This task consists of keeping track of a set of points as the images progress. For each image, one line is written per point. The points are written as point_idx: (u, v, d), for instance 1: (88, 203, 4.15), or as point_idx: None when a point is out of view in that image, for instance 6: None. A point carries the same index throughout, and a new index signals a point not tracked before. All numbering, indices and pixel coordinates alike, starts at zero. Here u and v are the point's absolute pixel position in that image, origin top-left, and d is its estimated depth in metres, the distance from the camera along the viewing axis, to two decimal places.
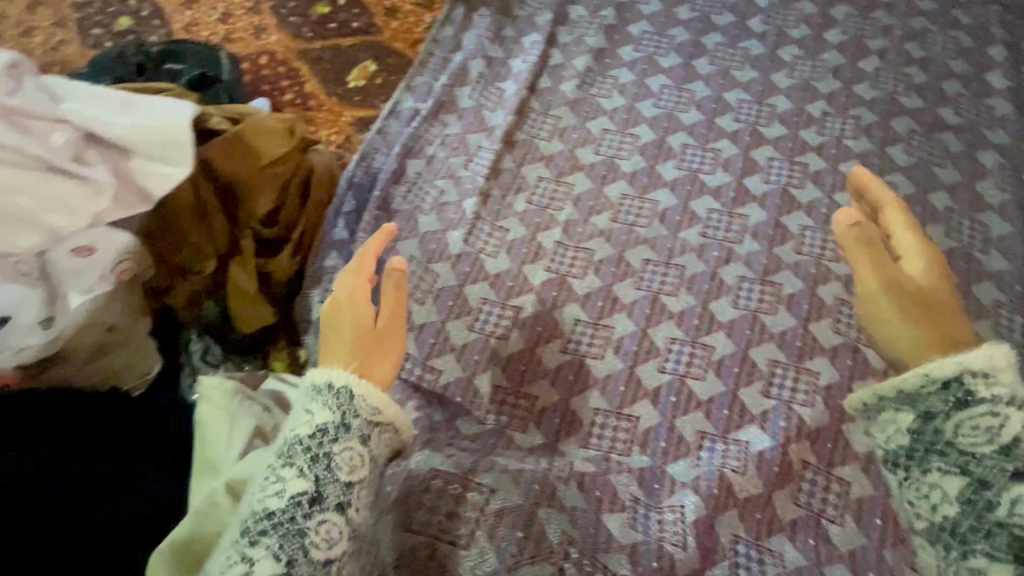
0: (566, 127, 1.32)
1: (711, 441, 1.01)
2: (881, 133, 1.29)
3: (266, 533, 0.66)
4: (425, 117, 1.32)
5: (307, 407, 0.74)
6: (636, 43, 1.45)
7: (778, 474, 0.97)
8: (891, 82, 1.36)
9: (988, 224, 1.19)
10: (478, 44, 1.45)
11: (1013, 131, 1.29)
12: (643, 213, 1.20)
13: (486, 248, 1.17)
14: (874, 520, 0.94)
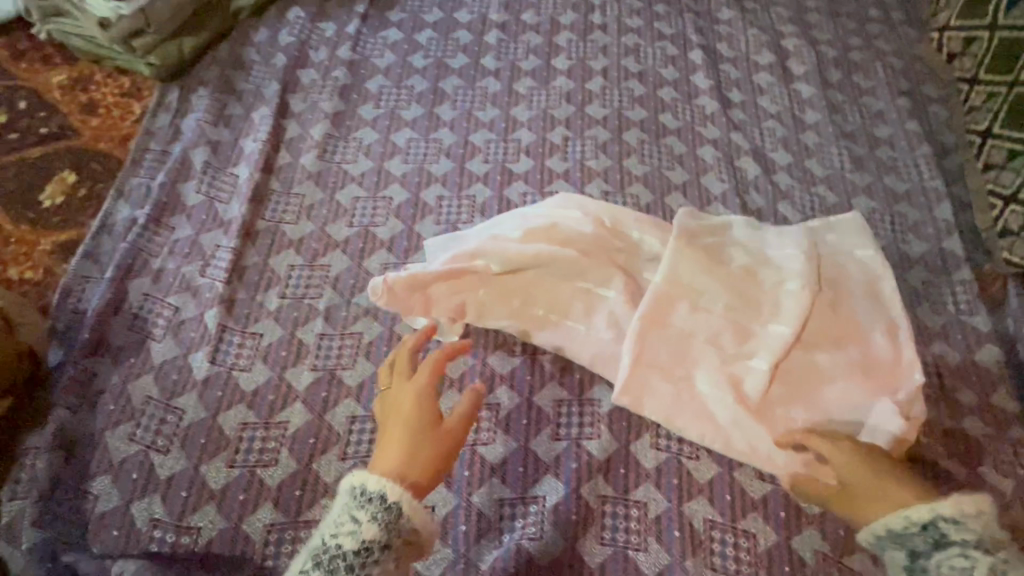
0: (298, 181, 1.03)
1: (511, 511, 0.78)
2: (657, 182, 1.08)
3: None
4: (145, 226, 0.96)
5: (350, 513, 0.56)
6: (423, 51, 1.22)
7: (576, 524, 0.77)
8: (687, 114, 1.17)
9: (822, 196, 1.09)
10: (228, 84, 1.14)
11: (924, 172, 1.11)
12: (465, 218, 1.01)
13: (344, 367, 0.87)
14: (673, 533, 0.78)
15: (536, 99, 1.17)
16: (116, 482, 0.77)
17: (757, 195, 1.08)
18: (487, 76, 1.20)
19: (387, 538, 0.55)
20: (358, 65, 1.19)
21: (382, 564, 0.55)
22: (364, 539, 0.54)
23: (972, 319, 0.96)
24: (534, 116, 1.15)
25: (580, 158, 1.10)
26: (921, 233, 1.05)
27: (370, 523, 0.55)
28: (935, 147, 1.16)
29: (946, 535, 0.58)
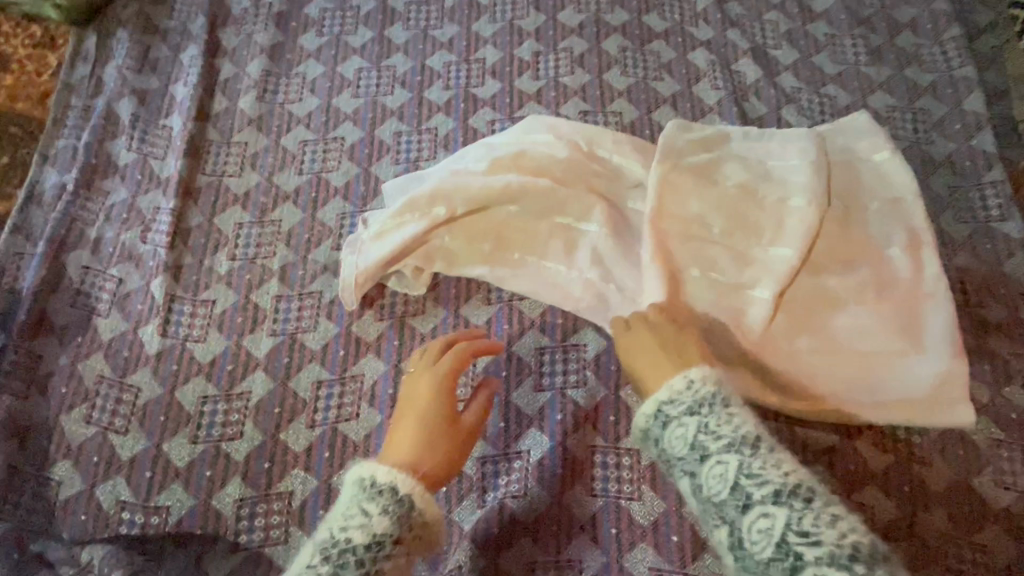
0: (238, 128, 0.92)
1: (494, 469, 0.73)
2: (643, 96, 0.95)
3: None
4: (74, 191, 0.87)
5: (358, 506, 0.50)
6: None
7: (563, 477, 0.72)
8: (675, 13, 1.02)
9: (833, 97, 0.95)
10: (150, 21, 1.01)
11: (954, 57, 0.96)
12: (426, 155, 0.90)
13: (305, 329, 0.80)
14: (669, 480, 0.72)
15: (500, 9, 1.02)
16: (76, 466, 0.73)
17: (758, 102, 0.94)
18: None
19: (400, 532, 0.49)
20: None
21: (393, 561, 0.49)
22: (377, 531, 0.48)
23: (1004, 225, 0.85)
24: (499, 30, 1.00)
25: (553, 75, 0.96)
26: (947, 130, 0.91)
27: (382, 515, 0.50)
28: (967, 27, 0.99)
29: (669, 414, 0.52)
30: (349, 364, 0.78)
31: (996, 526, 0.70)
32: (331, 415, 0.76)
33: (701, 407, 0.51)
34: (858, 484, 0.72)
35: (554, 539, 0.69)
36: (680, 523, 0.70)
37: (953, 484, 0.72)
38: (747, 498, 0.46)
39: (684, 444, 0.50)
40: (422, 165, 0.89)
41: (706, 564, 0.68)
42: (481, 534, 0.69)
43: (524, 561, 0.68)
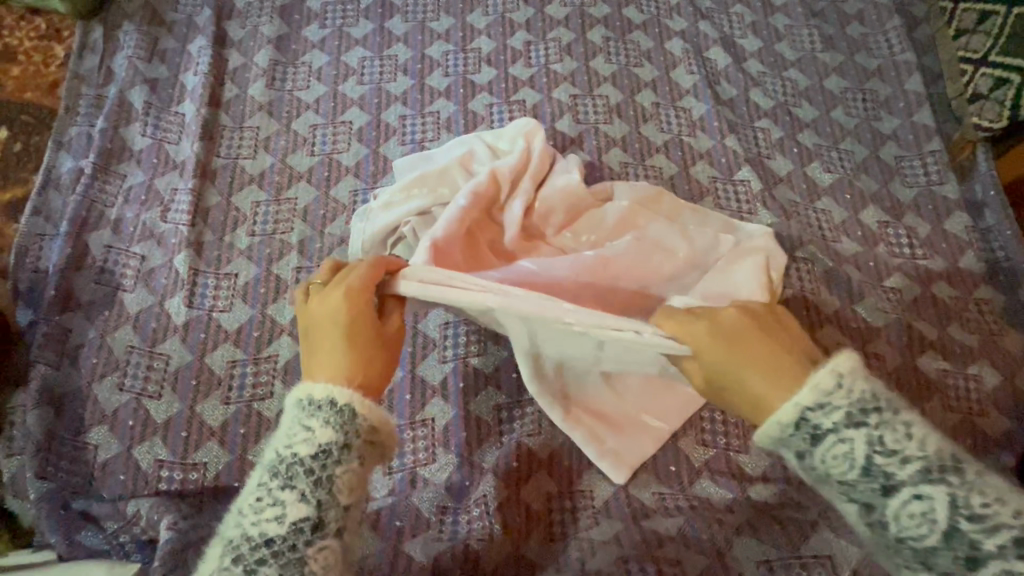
0: (249, 113, 0.97)
1: (509, 413, 0.80)
2: (626, 81, 1.04)
3: (288, 487, 0.50)
4: (92, 175, 0.91)
5: (301, 424, 0.52)
6: None
7: None
8: (651, 6, 1.11)
9: (794, 80, 1.06)
10: (155, 15, 1.05)
11: (895, 45, 1.09)
12: (430, 136, 0.97)
13: None
14: None
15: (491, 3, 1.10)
16: (112, 430, 0.77)
17: (728, 85, 1.05)
18: None
19: (345, 438, 0.52)
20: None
21: (344, 463, 0.52)
22: (320, 442, 0.51)
23: (942, 188, 0.98)
24: (491, 22, 1.08)
25: (545, 63, 1.04)
26: (892, 108, 1.04)
27: (324, 427, 0.52)
28: (906, 18, 1.12)
29: (821, 425, 0.48)
30: None
31: None
32: None
33: (866, 416, 0.47)
34: None
35: (567, 473, 0.77)
36: (677, 453, 0.79)
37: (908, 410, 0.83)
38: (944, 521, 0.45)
39: (856, 467, 0.47)
40: (427, 145, 0.96)
41: (702, 487, 0.77)
42: (502, 468, 0.76)
43: (542, 493, 0.75)
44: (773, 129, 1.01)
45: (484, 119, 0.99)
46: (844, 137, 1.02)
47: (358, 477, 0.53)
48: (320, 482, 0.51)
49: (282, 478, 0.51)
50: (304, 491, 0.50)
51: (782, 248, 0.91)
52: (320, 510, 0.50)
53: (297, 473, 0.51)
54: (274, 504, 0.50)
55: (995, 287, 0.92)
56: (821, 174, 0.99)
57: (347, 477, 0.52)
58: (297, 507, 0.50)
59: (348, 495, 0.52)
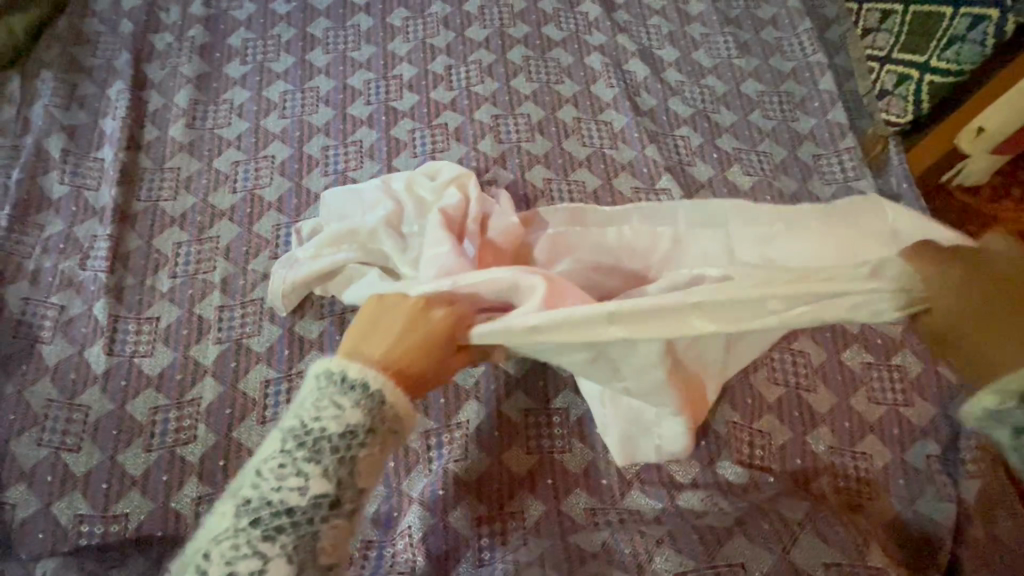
0: (169, 154, 0.97)
1: (438, 439, 0.80)
2: (548, 98, 1.06)
3: (309, 461, 0.50)
4: (8, 227, 0.90)
5: (326, 399, 0.52)
6: None
7: (499, 438, 0.80)
8: (570, 23, 1.13)
9: (712, 87, 1.08)
10: (72, 61, 1.05)
11: (808, 46, 1.11)
12: (353, 165, 0.97)
13: (250, 334, 0.85)
14: (595, 431, 0.81)
15: (411, 30, 1.11)
16: (30, 487, 0.75)
17: (648, 96, 1.07)
18: (357, 13, 1.12)
19: (372, 423, 0.52)
20: (215, 21, 1.10)
21: (368, 447, 0.52)
22: (348, 421, 0.51)
23: (859, 183, 0.99)
24: (412, 48, 1.09)
25: (466, 85, 1.06)
26: (808, 108, 1.06)
27: (354, 408, 0.52)
28: (818, 20, 1.16)
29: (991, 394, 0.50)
30: (295, 362, 0.84)
31: (872, 436, 0.82)
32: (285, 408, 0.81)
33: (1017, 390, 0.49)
34: (758, 414, 0.83)
35: (496, 495, 0.76)
36: (608, 466, 0.79)
37: (835, 406, 0.84)
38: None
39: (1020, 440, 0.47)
40: (350, 175, 0.97)
41: (633, 499, 0.77)
42: (428, 498, 0.75)
43: (470, 519, 0.74)
44: (693, 136, 1.03)
45: (406, 145, 1.00)
46: (763, 139, 1.04)
47: (378, 463, 0.53)
48: (344, 461, 0.51)
49: (306, 451, 0.50)
50: (328, 466, 0.50)
51: None
52: (338, 489, 0.50)
53: (320, 446, 0.50)
54: (291, 475, 0.49)
55: None
56: (743, 177, 1.00)
57: (367, 460, 0.52)
58: (320, 481, 0.50)
59: (366, 478, 0.52)
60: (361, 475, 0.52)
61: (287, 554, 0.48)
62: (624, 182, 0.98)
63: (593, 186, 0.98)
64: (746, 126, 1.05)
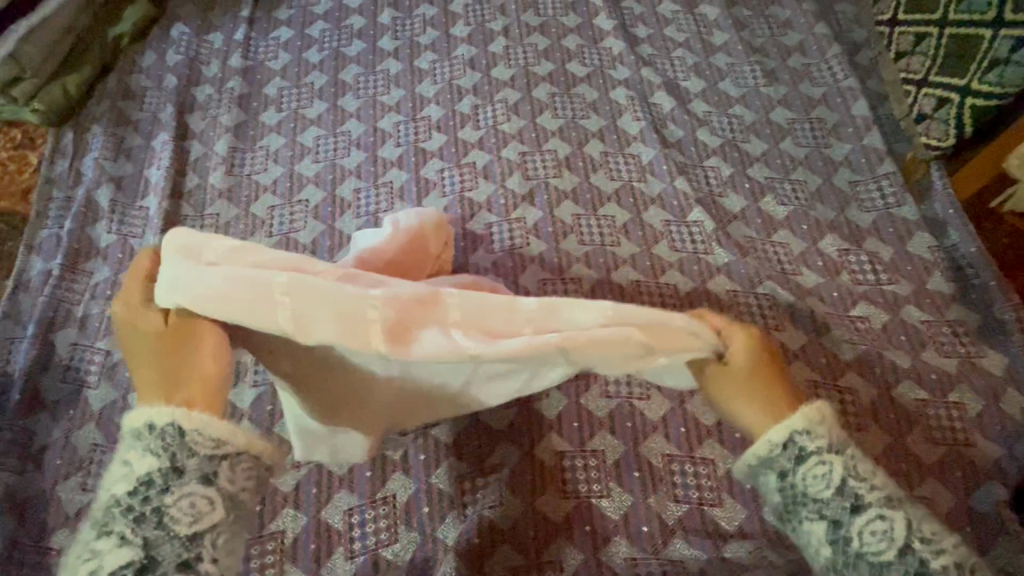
0: (209, 201, 1.01)
1: (472, 483, 0.78)
2: (574, 133, 1.06)
3: (110, 529, 0.43)
4: (60, 276, 0.94)
5: (123, 457, 0.46)
6: (318, 44, 1.18)
7: (535, 482, 0.78)
8: (594, 59, 1.15)
9: (741, 116, 1.07)
10: (120, 115, 1.11)
11: (837, 72, 1.10)
12: (384, 206, 0.99)
13: None
14: (633, 474, 0.78)
15: (439, 72, 1.14)
16: (75, 533, 0.77)
17: (676, 127, 1.06)
18: (386, 58, 1.16)
19: (177, 460, 0.44)
20: (252, 72, 1.15)
21: (178, 490, 0.44)
22: (139, 473, 0.44)
23: (900, 210, 0.96)
24: (439, 90, 1.12)
25: (494, 123, 1.07)
26: (842, 134, 1.04)
27: (147, 454, 0.45)
28: (847, 45, 1.14)
29: (806, 448, 0.50)
30: None
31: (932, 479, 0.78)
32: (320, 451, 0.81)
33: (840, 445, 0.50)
34: None
35: (533, 544, 0.74)
36: (648, 513, 0.76)
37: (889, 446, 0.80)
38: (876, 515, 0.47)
39: (831, 486, 0.49)
40: (382, 216, 0.98)
41: (676, 547, 0.74)
42: (463, 546, 0.74)
43: (507, 569, 0.73)
44: (722, 166, 1.02)
45: (436, 185, 1.01)
46: (796, 167, 1.02)
47: (205, 499, 0.45)
48: (145, 518, 0.43)
49: (110, 519, 0.44)
50: (133, 528, 0.43)
51: (738, 287, 0.91)
52: (149, 547, 0.43)
53: (121, 511, 0.44)
54: (94, 553, 0.43)
55: (967, 307, 0.90)
56: (776, 206, 0.98)
57: (184, 503, 0.44)
58: (123, 547, 0.43)
59: (189, 523, 0.44)
60: (182, 519, 0.43)
61: None
62: (654, 215, 0.97)
63: (622, 220, 0.97)
64: (777, 154, 1.03)
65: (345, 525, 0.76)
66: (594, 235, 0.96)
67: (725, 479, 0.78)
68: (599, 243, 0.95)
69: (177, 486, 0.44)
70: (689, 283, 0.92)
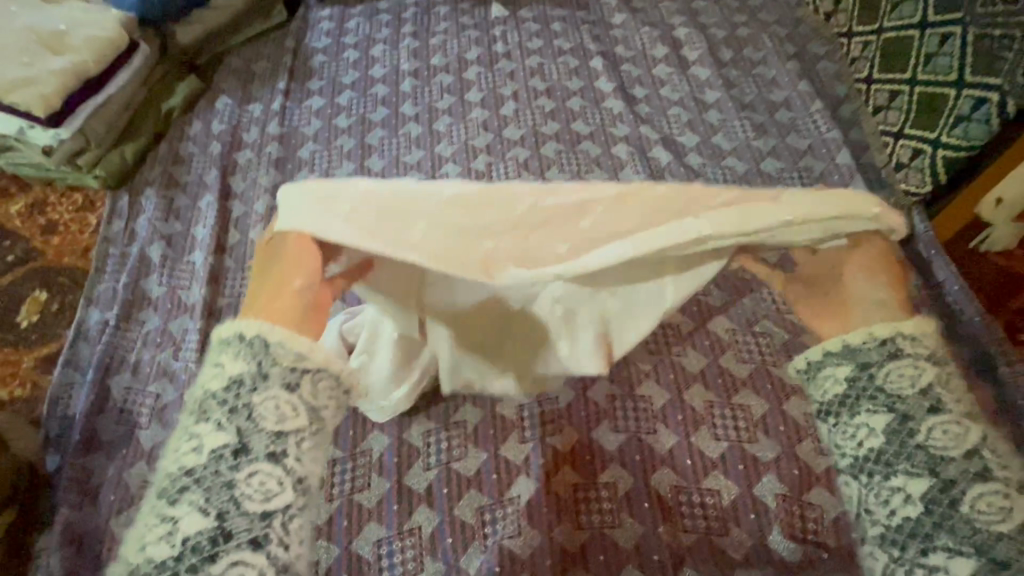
0: (249, 255, 1.11)
1: (492, 514, 0.83)
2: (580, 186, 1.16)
3: (209, 413, 0.46)
4: (116, 325, 1.03)
5: (216, 362, 0.49)
6: (346, 111, 1.31)
7: (550, 513, 0.83)
8: (596, 117, 1.26)
9: (733, 167, 1.16)
10: (170, 178, 1.23)
11: (821, 125, 1.19)
12: None
13: None
14: (643, 505, 0.83)
15: (456, 133, 1.26)
16: None
17: (673, 178, 1.16)
18: (408, 122, 1.28)
19: (263, 363, 0.47)
20: (287, 137, 1.28)
21: (264, 392, 0.46)
22: (229, 374, 0.47)
23: (886, 251, 1.04)
24: (456, 150, 1.23)
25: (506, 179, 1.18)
26: (828, 181, 1.12)
27: (235, 360, 0.48)
28: (829, 100, 1.24)
29: (872, 360, 0.54)
30: (359, 441, 0.91)
31: None
32: (351, 486, 0.87)
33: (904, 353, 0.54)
34: (808, 485, 0.84)
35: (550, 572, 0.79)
36: (659, 542, 0.81)
37: None
38: (960, 450, 0.49)
39: (916, 387, 0.52)
40: None
41: None
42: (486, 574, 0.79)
43: None
44: None
45: None
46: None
47: (291, 404, 0.46)
48: (237, 411, 0.45)
49: (207, 410, 0.46)
50: (223, 419, 0.45)
51: (736, 326, 0.98)
52: (242, 436, 0.44)
53: (214, 411, 0.46)
54: (190, 439, 0.45)
55: (955, 342, 0.95)
56: (769, 249, 1.06)
57: (272, 404, 0.46)
58: (214, 436, 0.45)
59: (275, 421, 0.45)
60: (272, 413, 0.45)
61: (195, 519, 0.42)
62: None
63: None
64: None
65: (375, 555, 0.82)
66: None
67: (730, 509, 0.83)
68: None
69: (263, 388, 0.46)
70: (690, 323, 0.99)
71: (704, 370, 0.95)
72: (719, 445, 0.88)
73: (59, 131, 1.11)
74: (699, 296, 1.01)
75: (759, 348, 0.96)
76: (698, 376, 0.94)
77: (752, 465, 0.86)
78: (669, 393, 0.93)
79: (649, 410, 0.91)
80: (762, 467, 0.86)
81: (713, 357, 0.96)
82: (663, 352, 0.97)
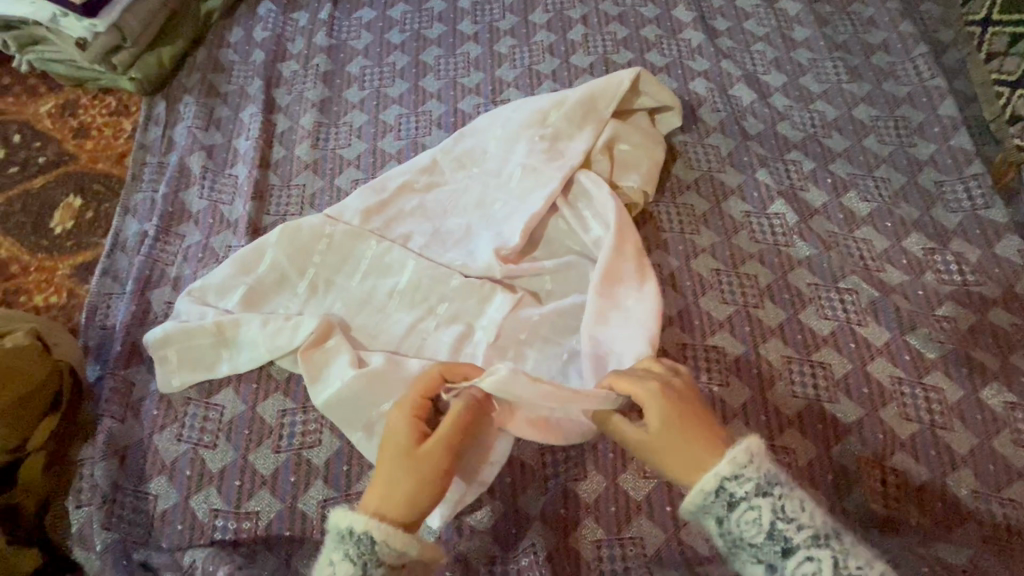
0: (296, 173, 1.04)
1: (553, 456, 0.79)
2: None
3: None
4: (155, 237, 0.97)
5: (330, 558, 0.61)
6: (399, 26, 1.21)
7: (617, 459, 0.78)
8: (673, 49, 1.15)
9: (822, 112, 1.07)
10: (210, 87, 1.14)
11: (922, 72, 1.08)
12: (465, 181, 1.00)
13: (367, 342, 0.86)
14: None
15: (519, 56, 1.15)
16: (171, 479, 0.80)
17: (756, 121, 1.06)
18: (466, 42, 1.18)
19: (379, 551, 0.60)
20: (336, 50, 1.18)
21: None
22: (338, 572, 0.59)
23: (989, 211, 0.95)
24: (518, 74, 1.13)
25: None
26: (927, 134, 1.03)
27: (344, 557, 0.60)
28: (932, 45, 1.12)
29: (736, 493, 0.62)
30: None
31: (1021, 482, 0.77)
32: None
33: (770, 488, 0.62)
34: (890, 450, 0.79)
35: (614, 518, 0.75)
36: None
37: (976, 447, 0.79)
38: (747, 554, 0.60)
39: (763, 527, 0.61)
40: None
41: None
42: (549, 515, 0.76)
43: (591, 539, 0.74)
44: (802, 160, 1.02)
45: None
46: (880, 165, 1.01)
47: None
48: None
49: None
50: None
51: (819, 281, 0.91)
52: None
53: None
54: None
55: None
56: (857, 202, 0.98)
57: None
58: None
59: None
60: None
61: None
62: (735, 207, 0.97)
63: (702, 209, 0.98)
64: (860, 151, 1.02)
65: None
66: (673, 223, 0.97)
67: (807, 469, 0.78)
68: (679, 231, 0.96)
69: None
70: (768, 275, 0.92)
71: (783, 325, 0.89)
72: (797, 403, 0.83)
73: (93, 22, 1.04)
74: (780, 245, 0.95)
75: (843, 306, 0.89)
76: (776, 329, 0.88)
77: (831, 425, 0.81)
78: (744, 345, 0.87)
79: (721, 362, 0.86)
80: (841, 428, 0.81)
81: (792, 311, 0.89)
82: (739, 302, 0.90)
